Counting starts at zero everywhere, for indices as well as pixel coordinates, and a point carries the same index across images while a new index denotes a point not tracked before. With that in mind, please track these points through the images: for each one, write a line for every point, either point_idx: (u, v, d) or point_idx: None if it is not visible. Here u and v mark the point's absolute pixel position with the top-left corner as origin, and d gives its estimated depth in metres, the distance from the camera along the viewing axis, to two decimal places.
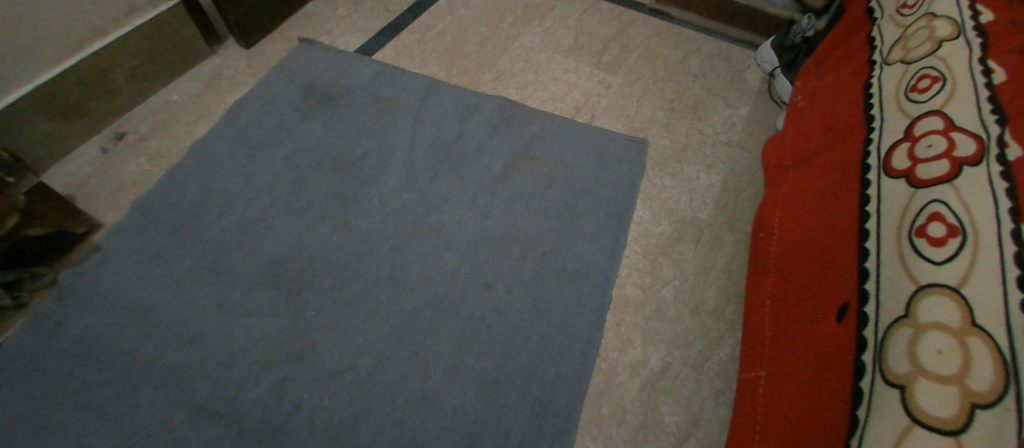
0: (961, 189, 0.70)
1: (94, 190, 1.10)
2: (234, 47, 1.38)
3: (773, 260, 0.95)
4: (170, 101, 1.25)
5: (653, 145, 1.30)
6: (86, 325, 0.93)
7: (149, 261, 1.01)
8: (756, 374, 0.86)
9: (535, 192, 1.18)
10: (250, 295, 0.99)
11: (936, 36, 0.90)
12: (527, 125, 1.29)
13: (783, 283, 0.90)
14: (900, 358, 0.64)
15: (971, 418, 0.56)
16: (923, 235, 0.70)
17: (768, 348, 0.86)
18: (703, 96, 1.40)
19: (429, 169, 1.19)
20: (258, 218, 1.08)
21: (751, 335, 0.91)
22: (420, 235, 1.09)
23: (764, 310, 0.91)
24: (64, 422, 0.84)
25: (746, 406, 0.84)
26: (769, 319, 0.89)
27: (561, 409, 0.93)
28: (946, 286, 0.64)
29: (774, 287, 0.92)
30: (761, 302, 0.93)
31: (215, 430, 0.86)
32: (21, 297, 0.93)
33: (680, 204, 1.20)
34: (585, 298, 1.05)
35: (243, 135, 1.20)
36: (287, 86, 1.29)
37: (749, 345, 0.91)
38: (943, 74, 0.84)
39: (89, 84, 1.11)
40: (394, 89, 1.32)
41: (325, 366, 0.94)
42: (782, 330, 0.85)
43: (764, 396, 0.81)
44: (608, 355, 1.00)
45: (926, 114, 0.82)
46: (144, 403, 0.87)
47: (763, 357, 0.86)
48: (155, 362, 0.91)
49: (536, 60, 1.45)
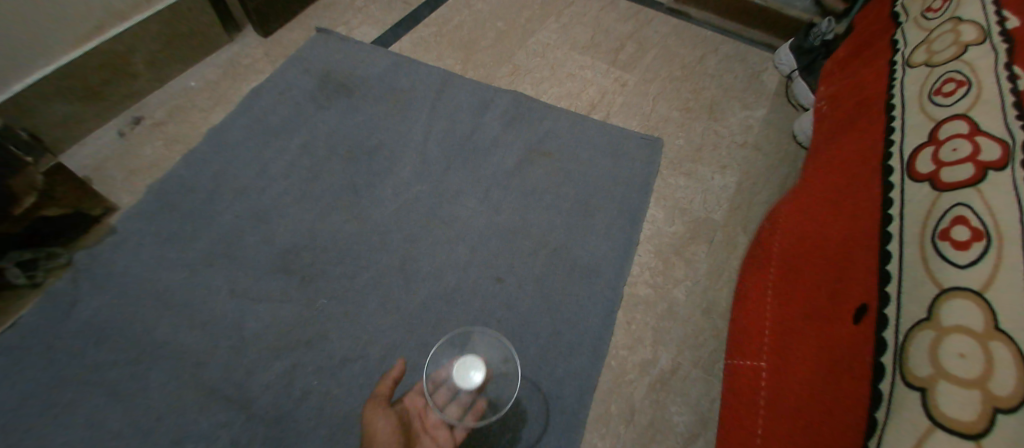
0: (986, 193, 0.69)
1: (111, 173, 1.11)
2: (252, 35, 1.38)
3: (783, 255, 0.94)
4: (188, 87, 1.26)
5: (668, 145, 1.29)
6: (99, 305, 0.94)
7: (163, 245, 1.01)
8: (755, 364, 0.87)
9: (548, 188, 1.17)
10: (262, 281, 0.99)
11: (961, 40, 0.88)
12: (542, 120, 1.29)
13: (792, 279, 0.90)
14: (921, 360, 0.63)
15: (992, 422, 0.55)
16: (946, 239, 0.69)
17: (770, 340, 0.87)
18: (719, 96, 1.39)
19: (443, 162, 1.19)
20: (272, 205, 1.09)
21: (751, 329, 0.93)
22: (432, 228, 1.09)
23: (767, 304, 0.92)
24: (76, 399, 0.85)
25: (744, 396, 0.86)
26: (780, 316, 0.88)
27: (569, 405, 0.93)
28: (969, 290, 0.63)
29: (781, 283, 0.92)
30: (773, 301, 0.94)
31: (223, 414, 0.86)
32: (36, 276, 0.94)
33: (694, 204, 1.19)
34: (596, 296, 1.04)
35: (259, 123, 1.20)
36: (303, 75, 1.29)
37: (748, 335, 0.93)
38: (969, 78, 0.82)
39: (108, 67, 1.12)
40: (410, 81, 1.32)
41: (335, 354, 0.94)
42: (788, 325, 0.85)
43: (766, 388, 0.82)
44: (618, 353, 0.99)
45: (950, 117, 0.80)
46: (155, 385, 0.88)
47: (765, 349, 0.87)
48: (166, 344, 0.91)
49: (552, 56, 1.45)
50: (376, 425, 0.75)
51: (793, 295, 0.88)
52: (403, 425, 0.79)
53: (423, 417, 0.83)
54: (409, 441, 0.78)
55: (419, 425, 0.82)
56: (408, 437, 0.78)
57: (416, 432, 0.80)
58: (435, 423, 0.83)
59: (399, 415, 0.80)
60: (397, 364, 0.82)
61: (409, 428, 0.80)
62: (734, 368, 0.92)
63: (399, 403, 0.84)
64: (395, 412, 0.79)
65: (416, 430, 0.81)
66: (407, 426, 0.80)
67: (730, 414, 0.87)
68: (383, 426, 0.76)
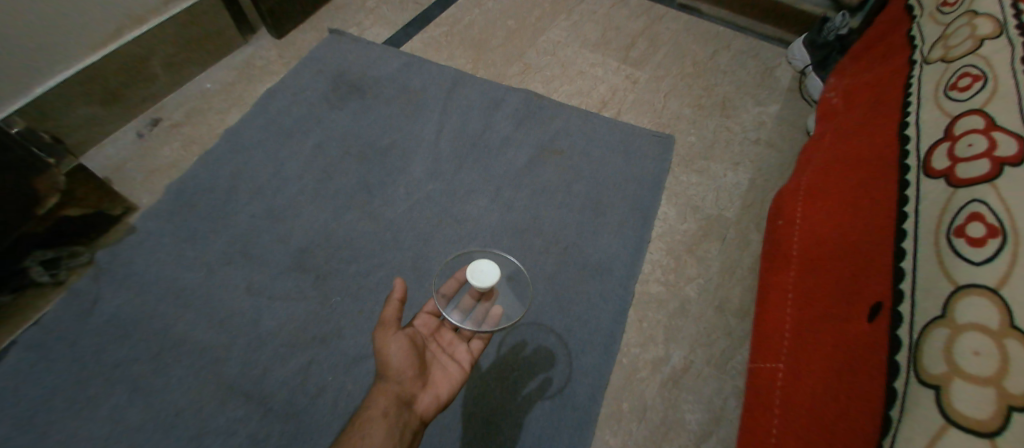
0: (1003, 189, 0.68)
1: (131, 173, 1.13)
2: (266, 37, 1.40)
3: (798, 255, 0.94)
4: (204, 89, 1.28)
5: (680, 142, 1.28)
6: (120, 302, 0.96)
7: (181, 244, 1.03)
8: (773, 366, 0.87)
9: (559, 186, 1.18)
10: (279, 279, 1.01)
11: (977, 34, 0.86)
12: (553, 118, 1.29)
13: (809, 280, 0.89)
14: (935, 358, 0.63)
15: (1007, 420, 0.55)
16: (962, 235, 0.68)
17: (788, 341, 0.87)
18: (732, 93, 1.38)
19: (455, 160, 1.20)
20: (287, 204, 1.10)
21: (767, 329, 0.92)
22: (444, 226, 1.10)
23: (785, 306, 0.92)
24: (100, 395, 0.87)
25: (763, 398, 0.86)
26: (793, 315, 0.89)
27: (581, 403, 0.93)
28: (985, 287, 0.62)
29: (799, 283, 0.91)
30: (780, 296, 0.95)
31: (241, 409, 0.88)
32: (59, 274, 0.97)
33: (706, 201, 1.18)
34: (608, 294, 1.04)
35: (273, 123, 1.22)
36: (317, 76, 1.30)
37: (768, 336, 0.92)
38: (984, 72, 0.80)
39: (127, 70, 1.15)
40: (421, 80, 1.33)
41: (350, 351, 0.95)
42: (806, 326, 0.85)
43: (782, 390, 0.82)
44: (630, 351, 0.99)
45: (966, 113, 0.79)
46: (175, 380, 0.89)
47: (784, 350, 0.87)
48: (185, 341, 0.93)
49: (563, 54, 1.44)
50: (388, 350, 0.71)
51: (810, 295, 0.87)
52: (417, 347, 0.74)
53: (436, 338, 0.79)
54: (426, 363, 0.74)
55: (435, 345, 0.78)
56: (423, 358, 0.74)
57: (431, 353, 0.76)
58: (451, 341, 0.80)
59: (411, 338, 0.74)
60: (399, 283, 0.74)
61: (423, 349, 0.76)
62: (755, 370, 0.91)
63: (408, 326, 0.78)
64: (407, 334, 0.74)
65: (432, 351, 0.77)
66: (421, 348, 0.75)
67: (750, 421, 0.86)
68: (395, 352, 0.71)
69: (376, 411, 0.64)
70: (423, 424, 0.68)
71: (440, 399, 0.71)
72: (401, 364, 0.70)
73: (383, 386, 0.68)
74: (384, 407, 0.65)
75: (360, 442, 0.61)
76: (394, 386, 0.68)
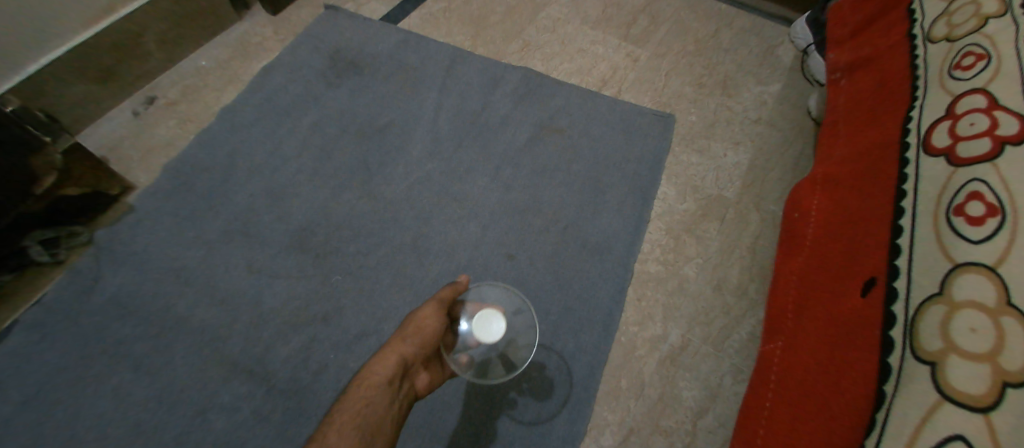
0: (1003, 168, 0.68)
1: (127, 153, 1.13)
2: (261, 13, 1.37)
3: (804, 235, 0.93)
4: (199, 66, 1.26)
5: (681, 121, 1.27)
6: (121, 281, 0.96)
7: (181, 223, 1.03)
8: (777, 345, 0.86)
9: (558, 166, 1.17)
10: (279, 259, 1.01)
11: (982, 12, 0.85)
12: (552, 97, 1.28)
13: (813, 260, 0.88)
14: (931, 334, 0.63)
15: (1002, 396, 0.56)
16: (962, 214, 0.69)
17: (787, 319, 0.87)
18: (734, 72, 1.37)
19: (453, 138, 1.19)
20: (286, 184, 1.10)
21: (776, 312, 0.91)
22: (443, 206, 1.10)
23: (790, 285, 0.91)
24: (103, 373, 0.88)
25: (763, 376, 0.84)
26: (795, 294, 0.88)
27: (580, 379, 0.95)
28: (982, 265, 0.63)
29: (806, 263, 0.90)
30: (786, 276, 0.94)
31: (245, 386, 0.90)
32: (59, 254, 0.97)
33: (705, 182, 1.18)
34: (607, 273, 1.05)
35: (270, 101, 1.20)
36: (313, 53, 1.28)
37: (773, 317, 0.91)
38: (988, 51, 0.79)
39: (121, 47, 1.13)
40: (420, 58, 1.31)
41: (351, 329, 0.96)
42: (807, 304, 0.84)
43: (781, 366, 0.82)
44: (628, 329, 1.00)
45: (969, 92, 0.78)
46: (178, 358, 0.91)
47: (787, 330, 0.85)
48: (187, 320, 0.94)
49: (563, 31, 1.42)
50: (427, 318, 0.72)
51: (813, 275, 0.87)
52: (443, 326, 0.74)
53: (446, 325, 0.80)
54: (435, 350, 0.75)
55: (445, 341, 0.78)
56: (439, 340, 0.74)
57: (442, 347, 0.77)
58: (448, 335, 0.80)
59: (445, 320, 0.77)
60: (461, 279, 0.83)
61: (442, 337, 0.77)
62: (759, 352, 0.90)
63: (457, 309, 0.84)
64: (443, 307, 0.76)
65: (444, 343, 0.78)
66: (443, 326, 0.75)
67: (750, 402, 0.84)
68: (431, 323, 0.72)
69: (381, 373, 0.64)
70: (412, 400, 0.68)
71: (431, 382, 0.72)
72: (428, 339, 0.71)
73: (394, 349, 0.67)
74: (391, 373, 0.64)
75: (365, 406, 0.61)
76: (406, 352, 0.68)
